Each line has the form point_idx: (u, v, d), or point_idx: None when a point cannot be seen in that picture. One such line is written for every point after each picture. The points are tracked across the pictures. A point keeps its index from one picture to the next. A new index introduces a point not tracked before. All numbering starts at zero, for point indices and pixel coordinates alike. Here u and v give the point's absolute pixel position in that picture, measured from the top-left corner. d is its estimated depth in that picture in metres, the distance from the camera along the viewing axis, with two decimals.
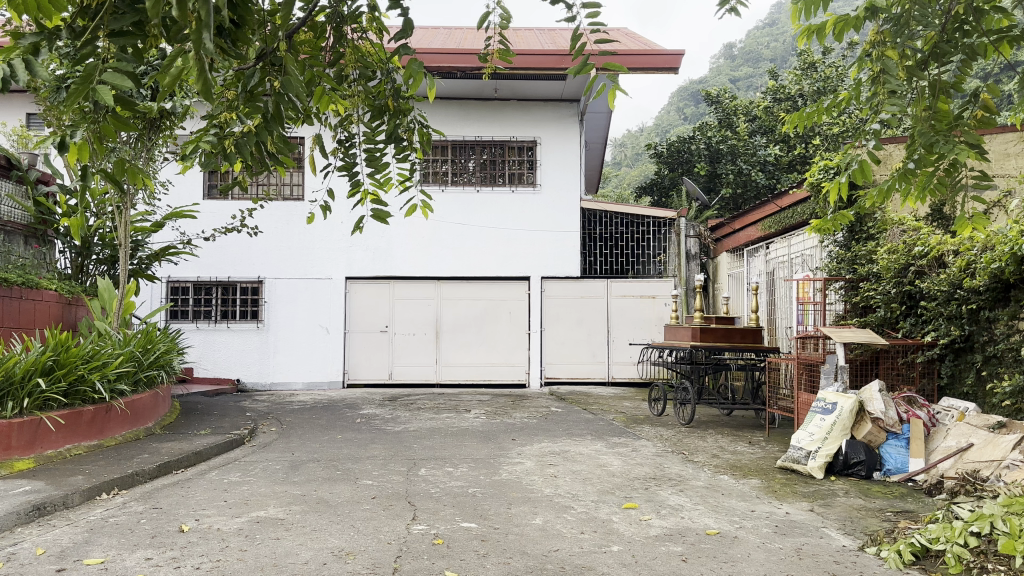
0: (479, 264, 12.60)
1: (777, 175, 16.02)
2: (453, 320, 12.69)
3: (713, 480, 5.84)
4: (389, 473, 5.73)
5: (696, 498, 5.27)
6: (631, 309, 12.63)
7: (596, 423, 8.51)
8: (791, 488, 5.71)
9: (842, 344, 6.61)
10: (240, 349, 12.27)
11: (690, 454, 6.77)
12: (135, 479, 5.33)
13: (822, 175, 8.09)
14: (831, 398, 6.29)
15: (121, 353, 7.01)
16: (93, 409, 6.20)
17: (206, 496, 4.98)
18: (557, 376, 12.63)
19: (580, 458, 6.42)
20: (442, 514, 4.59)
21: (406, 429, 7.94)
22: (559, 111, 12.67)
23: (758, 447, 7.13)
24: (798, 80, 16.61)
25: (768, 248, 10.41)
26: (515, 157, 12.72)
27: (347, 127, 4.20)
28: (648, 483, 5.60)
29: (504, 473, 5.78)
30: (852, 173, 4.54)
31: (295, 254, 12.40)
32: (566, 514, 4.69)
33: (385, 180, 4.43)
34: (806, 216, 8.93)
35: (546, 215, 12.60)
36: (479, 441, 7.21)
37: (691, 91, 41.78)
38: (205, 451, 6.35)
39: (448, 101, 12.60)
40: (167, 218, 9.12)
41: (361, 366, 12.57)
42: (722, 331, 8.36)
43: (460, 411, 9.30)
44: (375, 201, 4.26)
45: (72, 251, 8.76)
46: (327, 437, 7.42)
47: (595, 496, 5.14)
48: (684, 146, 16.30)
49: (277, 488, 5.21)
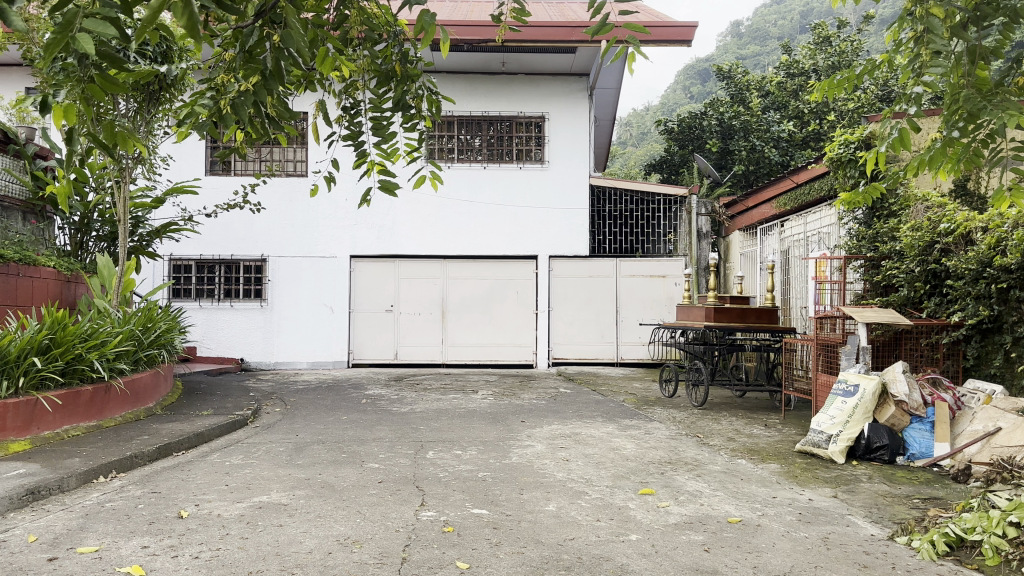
0: (485, 242, 12.37)
1: (790, 151, 15.72)
2: (460, 299, 12.49)
3: (731, 465, 5.64)
4: (396, 455, 5.55)
5: (715, 484, 5.08)
6: (640, 289, 12.43)
7: (607, 405, 8.31)
8: (812, 473, 5.52)
9: (865, 325, 6.40)
10: (244, 328, 12.08)
11: (706, 437, 6.56)
12: (134, 462, 5.16)
13: (842, 150, 7.85)
14: (853, 380, 6.07)
15: (121, 331, 6.81)
16: (91, 389, 6.01)
17: (208, 480, 4.80)
18: (565, 357, 12.44)
19: (593, 441, 6.22)
20: (451, 500, 4.41)
21: (413, 410, 7.76)
22: (569, 86, 12.37)
23: (774, 430, 6.93)
24: (813, 55, 16.43)
25: (783, 226, 10.18)
26: (523, 133, 12.43)
27: (352, 93, 3.93)
28: (664, 467, 5.41)
29: (514, 457, 5.59)
30: (888, 143, 4.31)
31: (299, 232, 12.18)
32: (581, 500, 4.50)
33: (392, 151, 4.18)
34: (823, 192, 8.67)
35: (554, 192, 12.33)
36: (488, 423, 7.02)
37: (699, 69, 41.24)
38: (207, 432, 6.17)
39: (454, 74, 12.31)
40: (168, 193, 8.88)
41: (366, 346, 12.41)
42: (737, 311, 8.15)
43: (467, 392, 9.12)
44: (382, 172, 4.01)
45: (70, 228, 8.54)
46: (331, 418, 7.24)
47: (610, 481, 4.95)
48: (696, 122, 15.97)
49: (281, 471, 5.03)
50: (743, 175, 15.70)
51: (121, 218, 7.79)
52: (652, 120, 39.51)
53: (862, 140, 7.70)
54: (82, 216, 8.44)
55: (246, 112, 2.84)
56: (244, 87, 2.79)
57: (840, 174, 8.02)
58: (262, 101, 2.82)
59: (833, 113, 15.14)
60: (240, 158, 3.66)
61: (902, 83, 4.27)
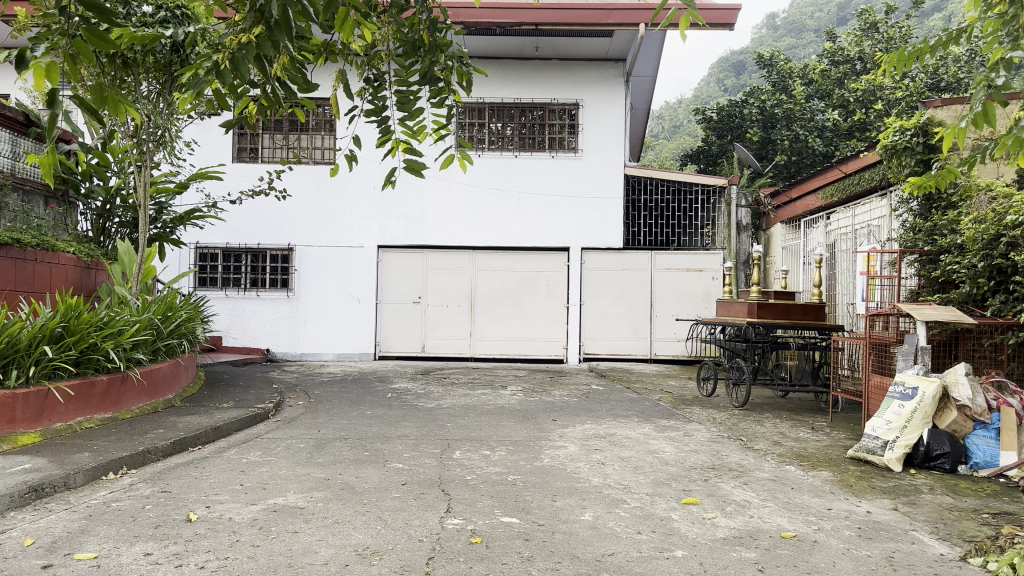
0: (516, 234, 12.02)
1: (835, 141, 15.15)
2: (489, 292, 12.17)
3: (780, 472, 5.24)
4: (421, 455, 5.24)
5: (763, 493, 4.70)
6: (676, 282, 12.01)
7: (641, 403, 7.95)
8: (868, 483, 5.11)
9: (922, 323, 5.94)
10: (270, 318, 11.88)
11: (750, 440, 6.17)
12: (146, 457, 4.91)
13: (898, 137, 7.36)
14: (911, 382, 5.65)
15: (138, 320, 6.57)
16: (106, 379, 5.79)
17: (221, 478, 4.53)
18: (597, 352, 12.07)
19: (629, 443, 5.86)
20: (479, 506, 4.08)
21: (440, 406, 7.45)
22: (604, 72, 11.95)
23: (823, 434, 6.52)
24: (859, 42, 15.97)
25: (829, 219, 9.73)
26: (556, 121, 12.06)
27: (376, 64, 3.56)
28: (707, 474, 5.03)
29: (546, 459, 5.24)
30: (969, 117, 3.87)
31: (325, 221, 11.92)
32: (619, 509, 4.15)
33: (419, 128, 3.83)
34: (875, 182, 8.22)
35: (588, 181, 11.95)
36: (518, 421, 6.69)
37: (733, 61, 40.40)
38: (226, 426, 5.92)
39: (485, 60, 11.96)
40: (192, 179, 8.64)
41: (393, 338, 12.17)
42: (782, 307, 7.74)
43: (496, 388, 8.79)
44: (407, 151, 3.67)
45: (92, 213, 8.36)
46: (356, 413, 6.96)
47: (650, 488, 4.59)
48: (735, 111, 15.43)
49: (299, 470, 4.74)
50: (785, 166, 15.16)
51: (140, 203, 7.55)
52: (684, 112, 38.82)
53: (920, 126, 7.24)
54: (104, 201, 8.25)
55: (247, 69, 2.42)
56: (245, 38, 2.40)
57: (895, 162, 7.55)
58: (268, 56, 2.43)
59: (881, 102, 14.54)
60: (249, 128, 3.30)
61: (988, 54, 3.81)
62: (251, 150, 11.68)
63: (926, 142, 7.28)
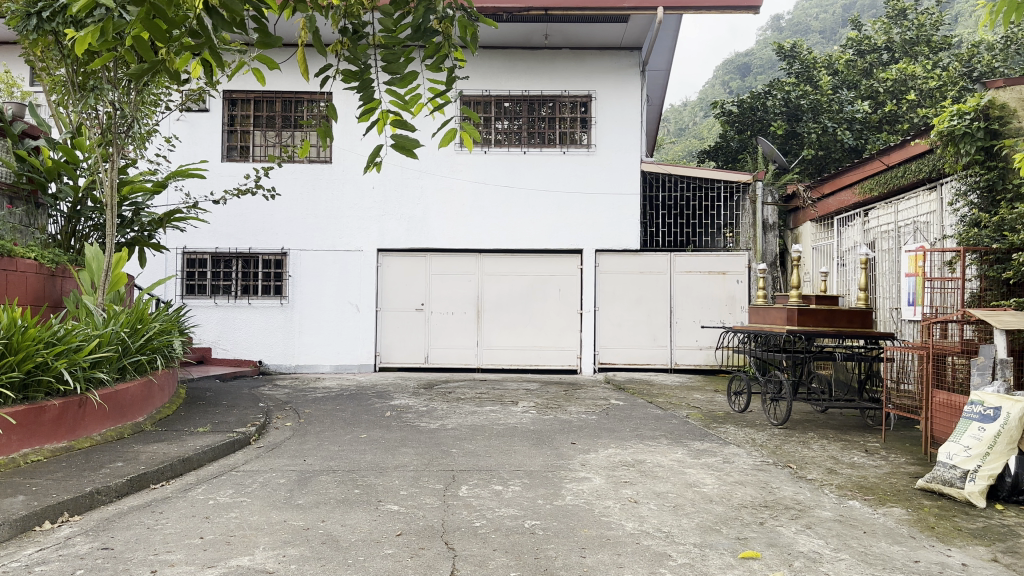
0: (526, 236, 11.24)
1: (865, 134, 14.36)
2: (497, 298, 11.39)
3: (845, 511, 4.44)
4: (421, 493, 4.44)
5: (833, 540, 3.90)
6: (697, 286, 11.22)
7: (668, 422, 7.14)
8: (952, 524, 4.26)
9: (1003, 332, 5.10)
10: (263, 328, 11.10)
11: (800, 469, 5.37)
12: (95, 500, 4.13)
13: (956, 122, 6.46)
14: (992, 402, 4.78)
15: (99, 335, 5.79)
16: (60, 403, 5.03)
17: (180, 528, 3.75)
18: (613, 362, 11.30)
19: (662, 474, 5.06)
20: (491, 567, 3.28)
21: (444, 426, 6.65)
22: (618, 61, 11.18)
23: (880, 458, 5.72)
24: (886, 29, 15.50)
25: (867, 216, 8.97)
26: (567, 114, 11.30)
27: (356, 11, 2.80)
28: (761, 515, 4.24)
29: (568, 496, 4.44)
30: None
31: (322, 223, 11.19)
32: (663, 568, 3.35)
33: (412, 99, 3.09)
34: (924, 174, 7.45)
35: (601, 179, 11.17)
36: (532, 445, 5.89)
37: (739, 63, 39.44)
38: (198, 457, 5.14)
39: (492, 51, 11.23)
40: (172, 177, 7.91)
41: (394, 348, 11.39)
42: (824, 314, 6.97)
43: (506, 404, 7.99)
44: (396, 124, 2.94)
45: (61, 215, 7.62)
46: (349, 437, 6.18)
47: (698, 538, 3.79)
48: (758, 103, 14.64)
49: (273, 516, 3.95)
50: (812, 160, 14.39)
51: (107, 199, 6.75)
52: (691, 114, 37.93)
53: (980, 109, 6.37)
54: (73, 202, 7.50)
55: None
56: None
57: (950, 150, 6.68)
58: None
59: (915, 92, 13.84)
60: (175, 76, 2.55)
61: None
62: (241, 148, 10.93)
63: (987, 127, 6.39)
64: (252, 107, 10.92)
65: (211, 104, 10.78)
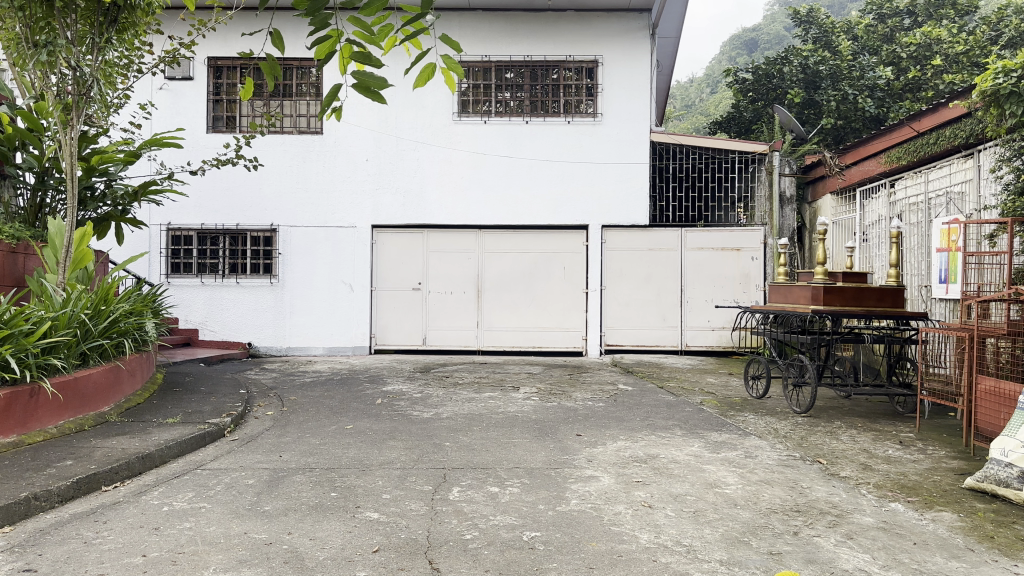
0: (528, 211, 10.65)
1: (886, 102, 13.73)
2: (498, 276, 10.83)
3: (888, 517, 3.89)
4: (406, 496, 3.91)
5: (882, 555, 3.35)
6: (709, 263, 10.66)
7: (681, 409, 6.59)
8: (1013, 532, 3.71)
9: None
10: (253, 308, 10.58)
11: (832, 465, 4.82)
12: (32, 507, 3.60)
13: (1002, 81, 5.69)
14: None
15: (55, 317, 5.26)
16: (6, 392, 4.49)
17: (120, 544, 3.22)
18: (620, 343, 10.79)
19: (679, 471, 4.52)
20: None
21: (439, 415, 6.11)
22: (627, 24, 10.54)
23: (918, 452, 5.18)
24: None
25: (892, 188, 8.39)
26: (571, 81, 10.67)
27: None
28: (795, 523, 3.70)
29: (573, 500, 3.91)
30: None
31: (313, 199, 10.63)
32: None
33: (383, 31, 2.54)
34: (961, 139, 6.84)
35: (607, 149, 10.56)
36: (534, 437, 5.36)
37: (746, 38, 38.23)
38: (162, 453, 4.61)
39: (492, 14, 10.60)
40: (146, 146, 7.32)
41: (390, 330, 10.85)
42: (851, 292, 6.39)
43: (507, 390, 7.44)
44: (360, 57, 2.38)
45: (27, 188, 7.08)
46: (334, 428, 5.66)
47: (725, 554, 3.24)
48: (774, 70, 14.07)
49: (233, 527, 3.42)
50: (831, 130, 13.71)
51: (66, 168, 6.18)
52: (697, 91, 37.03)
53: None
54: (38, 173, 6.94)
55: None
56: None
57: (993, 112, 5.96)
58: None
59: (940, 58, 13.25)
60: None
61: None
62: (227, 118, 10.37)
63: None
64: (238, 75, 10.32)
65: (195, 72, 10.22)
